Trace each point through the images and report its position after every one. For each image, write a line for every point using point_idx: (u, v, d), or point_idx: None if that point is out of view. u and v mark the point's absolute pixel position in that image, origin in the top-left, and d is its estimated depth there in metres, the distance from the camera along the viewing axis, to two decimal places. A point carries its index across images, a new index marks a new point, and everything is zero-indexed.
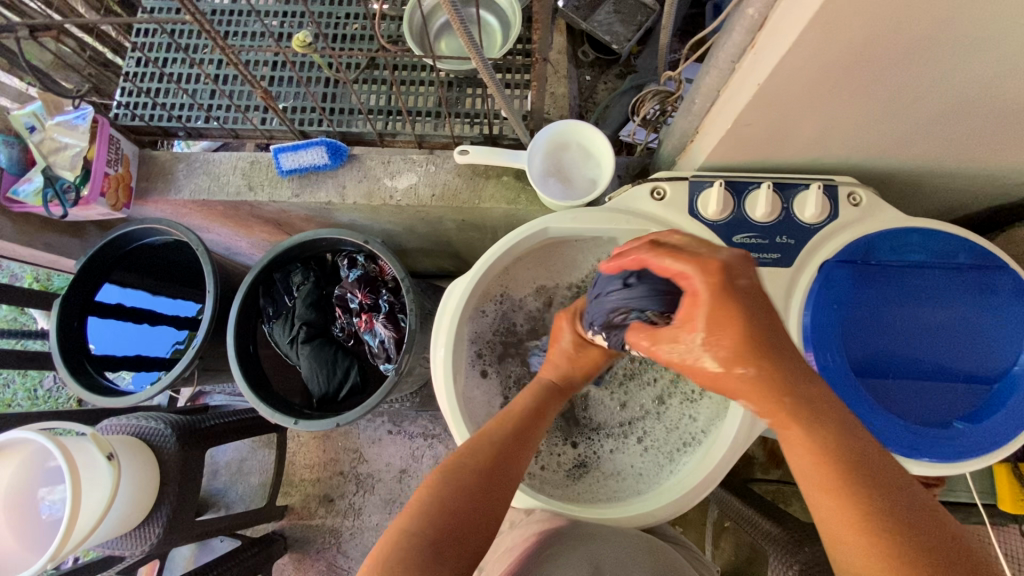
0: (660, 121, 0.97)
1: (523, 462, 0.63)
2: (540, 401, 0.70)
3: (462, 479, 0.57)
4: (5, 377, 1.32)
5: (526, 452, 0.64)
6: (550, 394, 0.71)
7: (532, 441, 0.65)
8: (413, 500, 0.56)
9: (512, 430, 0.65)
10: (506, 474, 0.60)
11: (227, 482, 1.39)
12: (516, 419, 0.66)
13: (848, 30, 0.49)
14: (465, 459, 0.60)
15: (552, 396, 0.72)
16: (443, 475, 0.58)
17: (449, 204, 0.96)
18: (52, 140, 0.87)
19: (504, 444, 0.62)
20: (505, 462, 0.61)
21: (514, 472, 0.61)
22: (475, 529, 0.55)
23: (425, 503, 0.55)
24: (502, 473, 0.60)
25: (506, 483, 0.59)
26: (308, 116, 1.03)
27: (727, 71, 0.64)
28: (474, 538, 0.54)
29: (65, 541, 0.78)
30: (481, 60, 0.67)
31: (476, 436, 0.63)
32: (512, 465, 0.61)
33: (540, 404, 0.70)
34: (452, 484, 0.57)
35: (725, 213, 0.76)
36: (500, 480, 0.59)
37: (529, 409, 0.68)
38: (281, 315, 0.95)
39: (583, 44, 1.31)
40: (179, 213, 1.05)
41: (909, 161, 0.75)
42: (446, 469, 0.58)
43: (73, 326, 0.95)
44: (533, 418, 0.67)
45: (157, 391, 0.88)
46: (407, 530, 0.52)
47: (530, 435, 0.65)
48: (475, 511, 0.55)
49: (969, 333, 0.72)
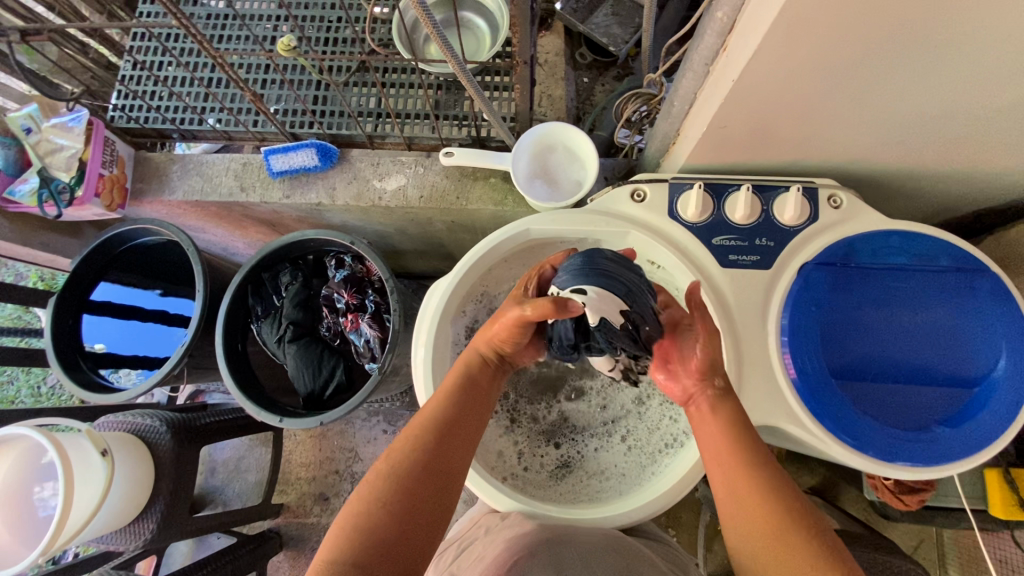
0: (642, 122, 0.99)
1: (454, 459, 0.60)
2: (471, 380, 0.67)
3: (386, 493, 0.55)
4: (9, 373, 1.34)
5: (457, 446, 0.61)
6: (478, 375, 0.68)
7: (462, 432, 0.62)
8: (336, 525, 0.54)
9: (439, 425, 0.61)
10: (434, 474, 0.57)
11: (224, 479, 1.41)
12: (448, 407, 0.63)
13: (813, 30, 0.50)
14: (390, 469, 0.57)
15: (486, 372, 0.69)
16: (366, 495, 0.55)
17: (437, 206, 0.97)
18: (49, 142, 0.90)
19: (432, 444, 0.59)
20: (433, 463, 0.58)
21: (445, 472, 0.58)
22: (406, 547, 0.53)
23: (348, 528, 0.53)
24: (431, 478, 0.57)
25: (436, 486, 0.57)
26: (299, 118, 1.04)
27: (702, 74, 0.64)
28: (406, 552, 0.53)
29: (56, 536, 0.79)
30: (457, 63, 0.68)
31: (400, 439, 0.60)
32: (443, 464, 0.59)
33: (467, 389, 0.66)
34: (376, 502, 0.54)
35: (705, 214, 0.78)
36: (428, 486, 0.57)
37: (460, 392, 0.65)
38: (269, 314, 0.97)
39: (581, 47, 1.31)
40: (174, 213, 1.07)
41: (889, 163, 0.75)
42: (369, 486, 0.56)
43: (68, 324, 0.97)
44: (460, 406, 0.64)
45: (147, 388, 0.90)
46: (329, 560, 0.51)
47: (459, 427, 0.62)
48: (403, 527, 0.53)
49: (950, 336, 0.71)
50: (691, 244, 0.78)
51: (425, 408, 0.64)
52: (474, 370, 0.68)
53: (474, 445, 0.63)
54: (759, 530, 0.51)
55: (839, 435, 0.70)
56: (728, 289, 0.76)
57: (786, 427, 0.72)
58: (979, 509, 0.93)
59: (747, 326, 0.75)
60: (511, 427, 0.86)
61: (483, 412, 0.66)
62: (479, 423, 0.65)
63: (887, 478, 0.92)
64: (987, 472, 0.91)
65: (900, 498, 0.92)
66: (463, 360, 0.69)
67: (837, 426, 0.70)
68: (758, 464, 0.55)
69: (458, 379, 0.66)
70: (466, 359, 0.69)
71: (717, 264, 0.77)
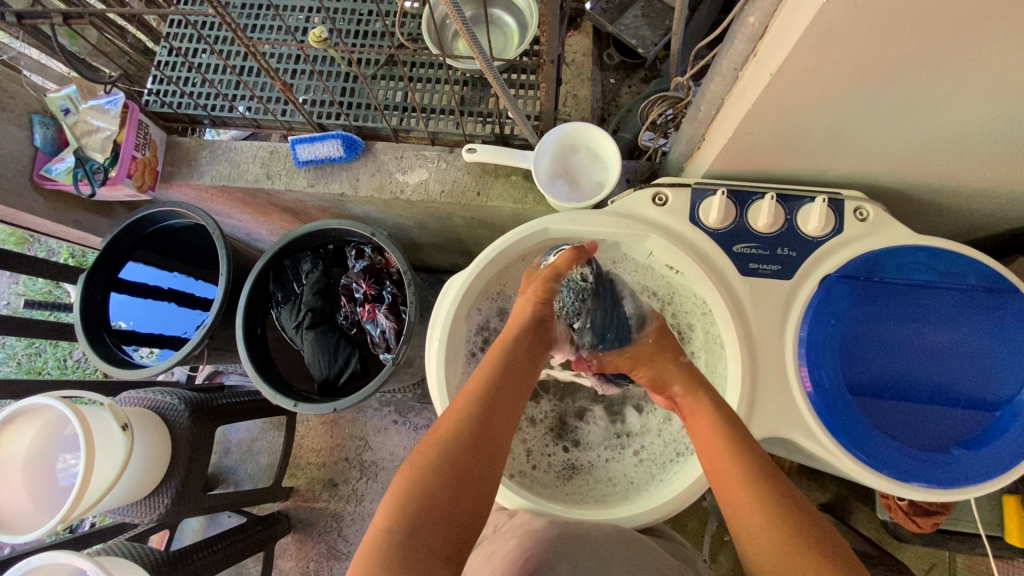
0: (667, 126, 0.97)
1: (499, 428, 0.61)
2: (513, 355, 0.68)
3: (437, 460, 0.56)
4: (37, 345, 1.38)
5: (500, 416, 0.62)
6: (518, 347, 0.70)
7: (505, 402, 0.64)
8: (388, 497, 0.54)
9: (481, 397, 0.63)
10: (480, 444, 0.59)
11: (237, 459, 1.44)
12: (490, 379, 0.65)
13: (846, 38, 0.49)
14: (439, 439, 0.58)
15: (523, 347, 0.70)
16: (416, 464, 0.56)
17: (457, 201, 0.97)
18: (86, 123, 0.94)
19: (478, 412, 0.61)
20: (479, 432, 0.59)
21: (491, 439, 0.60)
22: (457, 512, 0.54)
23: (400, 497, 0.54)
24: (477, 445, 0.58)
25: (486, 453, 0.58)
26: (326, 109, 1.06)
27: (731, 78, 0.63)
28: (460, 518, 0.54)
29: (76, 504, 0.81)
30: (484, 59, 0.68)
31: (449, 414, 0.61)
32: (488, 434, 0.60)
33: (507, 361, 0.68)
34: (426, 470, 0.55)
35: (727, 221, 0.77)
36: (478, 456, 0.58)
37: (499, 365, 0.67)
38: (288, 300, 0.99)
39: (609, 47, 1.30)
40: (202, 197, 1.09)
41: (920, 178, 0.73)
42: (419, 456, 0.57)
43: (96, 300, 1.00)
44: (502, 377, 0.65)
45: (168, 365, 0.92)
46: (384, 528, 0.51)
47: (501, 397, 0.64)
48: (453, 492, 0.54)
49: (977, 357, 0.70)
50: (710, 250, 0.78)
51: (468, 384, 0.65)
52: (512, 342, 0.70)
53: (516, 414, 0.64)
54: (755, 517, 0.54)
55: (854, 451, 0.69)
56: (746, 298, 0.76)
57: (799, 441, 0.71)
58: (995, 535, 0.91)
59: (764, 336, 0.74)
60: (519, 424, 0.87)
61: (523, 384, 0.67)
62: (522, 393, 0.66)
63: (901, 498, 0.90)
64: (1005, 498, 0.89)
65: (913, 520, 0.90)
66: (503, 336, 0.72)
67: (852, 442, 0.69)
68: (739, 449, 0.60)
69: (498, 354, 0.68)
70: (510, 332, 0.72)
71: (737, 272, 0.76)
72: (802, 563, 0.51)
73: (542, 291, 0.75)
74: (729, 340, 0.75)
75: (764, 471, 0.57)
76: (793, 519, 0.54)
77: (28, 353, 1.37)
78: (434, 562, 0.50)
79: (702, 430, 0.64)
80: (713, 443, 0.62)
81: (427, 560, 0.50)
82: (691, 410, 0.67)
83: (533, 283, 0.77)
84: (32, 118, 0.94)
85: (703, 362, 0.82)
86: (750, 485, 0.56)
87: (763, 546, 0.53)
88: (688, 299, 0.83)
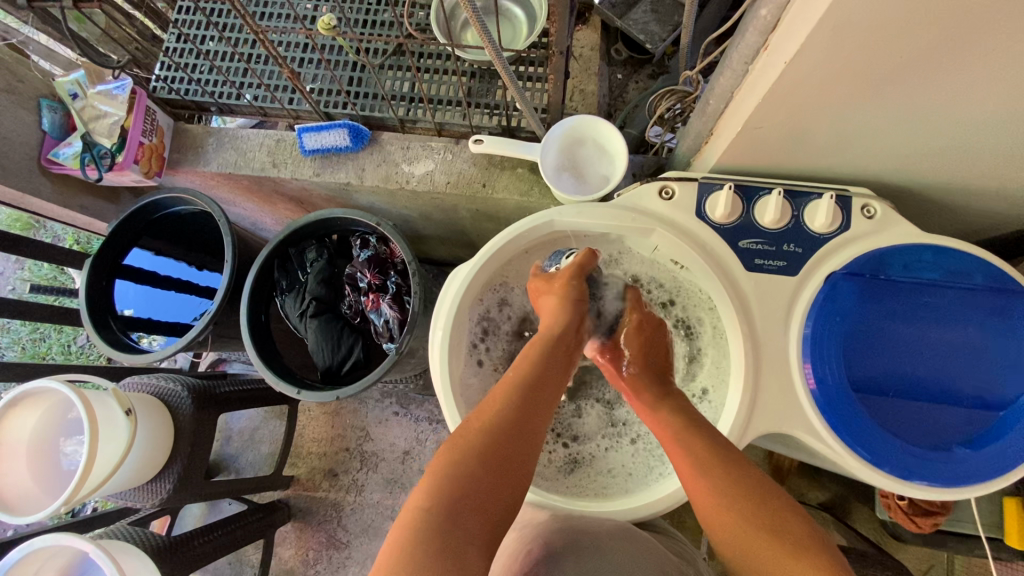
0: (676, 121, 0.97)
1: (540, 421, 0.61)
2: (554, 348, 0.68)
3: (480, 447, 0.56)
4: (42, 330, 1.39)
5: (541, 408, 0.62)
6: (563, 343, 0.69)
7: (544, 397, 0.63)
8: (427, 475, 0.54)
9: (524, 386, 0.63)
10: (522, 432, 0.59)
11: (239, 447, 1.44)
12: (533, 370, 0.65)
13: (859, 32, 0.49)
14: (481, 423, 0.58)
15: (564, 341, 0.70)
16: (457, 446, 0.56)
17: (463, 192, 0.97)
18: (94, 108, 0.94)
19: (521, 400, 0.61)
20: (523, 419, 0.59)
21: (533, 427, 0.60)
22: (497, 498, 0.54)
23: (441, 476, 0.54)
24: (519, 435, 0.58)
25: (525, 441, 0.58)
26: (333, 98, 1.06)
27: (741, 72, 0.63)
28: (498, 503, 0.54)
29: (79, 487, 0.82)
30: (493, 49, 0.68)
31: (490, 400, 0.62)
32: (529, 425, 0.60)
33: (547, 355, 0.67)
34: (468, 452, 0.55)
35: (733, 216, 0.77)
36: (518, 443, 0.58)
37: (543, 357, 0.67)
38: (292, 288, 0.99)
39: (617, 42, 1.30)
40: (208, 184, 1.09)
41: (928, 176, 0.73)
42: (460, 441, 0.57)
43: (101, 286, 1.00)
44: (544, 370, 0.65)
45: (172, 352, 0.93)
46: (423, 508, 0.51)
47: (542, 390, 0.63)
48: (493, 480, 0.54)
49: (980, 357, 0.70)
50: (716, 245, 0.77)
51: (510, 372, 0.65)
52: (556, 338, 0.69)
53: (555, 409, 0.64)
54: (711, 506, 0.56)
55: (856, 449, 0.69)
56: (751, 293, 0.75)
57: (800, 436, 0.71)
58: (994, 537, 0.91)
59: (769, 332, 0.74)
60: None
61: (562, 378, 0.68)
62: (560, 387, 0.67)
63: (901, 498, 0.90)
64: (1005, 500, 0.89)
65: (913, 520, 0.90)
66: (542, 331, 0.71)
67: (855, 440, 0.69)
68: (686, 441, 0.62)
69: (540, 346, 0.68)
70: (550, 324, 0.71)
71: (742, 267, 0.76)
72: (754, 546, 0.52)
73: (565, 288, 0.74)
74: (733, 335, 0.75)
75: (713, 461, 0.59)
76: (747, 503, 0.55)
77: (33, 338, 1.38)
78: (471, 547, 0.50)
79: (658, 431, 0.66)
80: (669, 446, 0.63)
81: (464, 546, 0.50)
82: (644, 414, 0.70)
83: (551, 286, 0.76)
84: (40, 102, 0.94)
85: (705, 358, 0.82)
86: (704, 476, 0.58)
87: (726, 534, 0.54)
88: (693, 294, 0.83)
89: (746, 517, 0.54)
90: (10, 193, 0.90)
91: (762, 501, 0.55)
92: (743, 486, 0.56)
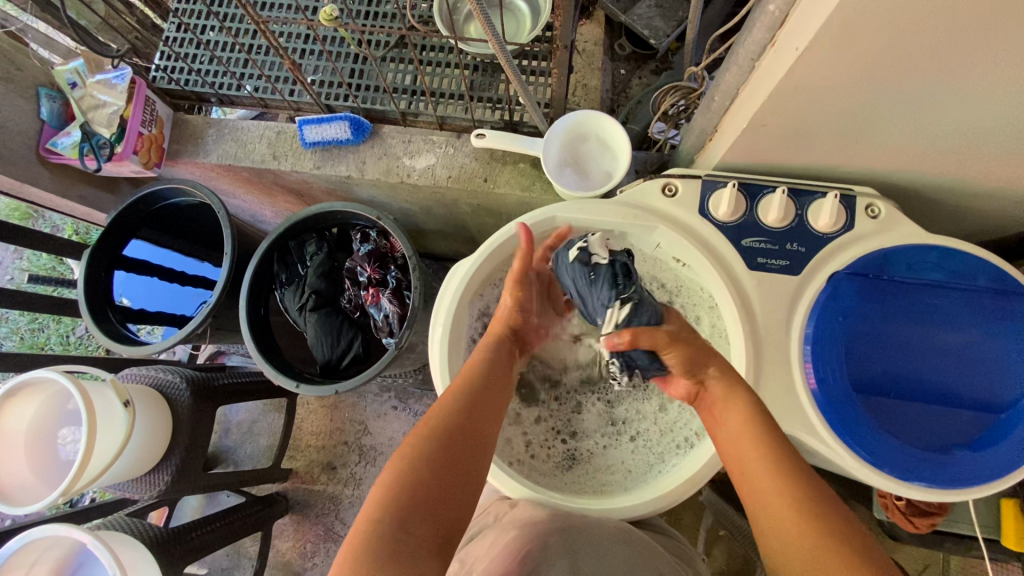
0: (680, 117, 0.96)
1: (485, 429, 0.63)
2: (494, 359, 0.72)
3: (429, 453, 0.57)
4: (41, 320, 1.38)
5: (485, 417, 0.64)
6: (500, 358, 0.73)
7: (490, 400, 0.67)
8: (377, 486, 0.55)
9: (469, 394, 0.65)
10: (469, 438, 0.61)
11: (237, 440, 1.44)
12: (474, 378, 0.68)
13: (868, 29, 0.48)
14: (430, 429, 0.60)
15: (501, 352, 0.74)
16: (407, 453, 0.57)
17: (464, 187, 0.97)
18: (93, 97, 0.93)
19: (465, 406, 0.63)
20: (468, 426, 0.62)
21: (478, 433, 0.62)
22: (447, 504, 0.55)
23: (393, 484, 0.54)
24: (465, 441, 0.60)
25: (473, 448, 0.60)
26: (334, 90, 1.05)
27: (747, 68, 0.62)
28: (448, 510, 0.55)
29: (78, 477, 0.82)
30: (497, 42, 0.67)
31: (435, 408, 0.63)
32: (475, 433, 0.62)
33: (489, 367, 0.71)
34: (419, 459, 0.56)
35: (736, 214, 0.76)
36: (466, 449, 0.60)
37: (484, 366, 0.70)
38: (292, 282, 0.99)
39: (621, 37, 1.28)
40: (207, 176, 1.09)
41: (933, 176, 0.73)
42: (410, 446, 0.58)
43: (99, 277, 1.00)
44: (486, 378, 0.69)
45: (171, 344, 0.92)
46: (373, 518, 0.52)
47: (485, 400, 0.66)
48: (445, 485, 0.56)
49: (981, 359, 0.69)
50: (718, 243, 0.77)
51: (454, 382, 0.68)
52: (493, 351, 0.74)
53: (499, 417, 0.67)
54: (790, 519, 0.53)
55: (854, 448, 0.69)
56: (753, 292, 0.75)
57: (800, 436, 0.71)
58: (991, 538, 0.91)
59: (770, 331, 0.74)
60: (520, 416, 0.86)
61: (504, 385, 0.71)
62: (503, 395, 0.70)
63: (898, 498, 0.90)
64: (1003, 501, 0.89)
65: (910, 520, 0.90)
66: (487, 340, 0.76)
67: (854, 439, 0.69)
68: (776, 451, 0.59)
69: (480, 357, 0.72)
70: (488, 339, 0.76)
71: (745, 266, 0.76)
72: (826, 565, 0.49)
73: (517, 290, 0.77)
74: (734, 334, 0.75)
75: (800, 477, 0.56)
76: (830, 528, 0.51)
77: (31, 328, 1.37)
78: (424, 552, 0.51)
79: (738, 431, 0.62)
80: (754, 450, 0.60)
81: (415, 550, 0.51)
82: (724, 410, 0.65)
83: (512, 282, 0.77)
84: (39, 91, 0.93)
85: None
86: (791, 491, 0.55)
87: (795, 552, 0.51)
88: (694, 292, 0.83)
89: (813, 513, 0.53)
90: (8, 182, 0.90)
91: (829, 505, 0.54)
92: (813, 486, 0.55)
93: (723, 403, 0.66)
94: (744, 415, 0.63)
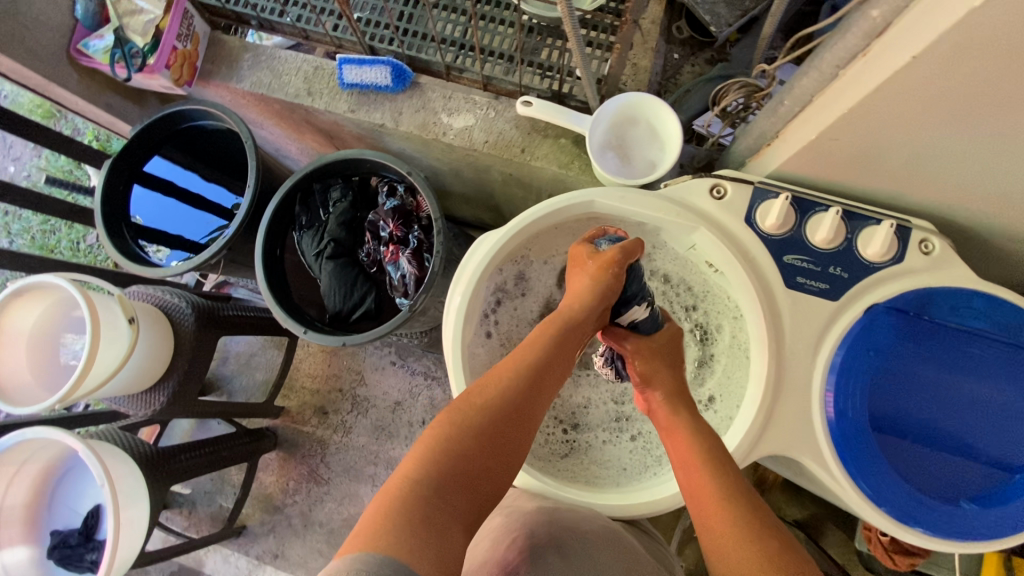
0: (741, 114, 0.91)
1: (537, 410, 0.60)
2: (570, 329, 0.66)
3: (475, 427, 0.55)
4: (54, 223, 1.36)
5: (543, 398, 0.61)
6: (581, 330, 0.66)
7: (551, 377, 0.62)
8: (417, 447, 0.54)
9: (534, 368, 0.61)
10: (520, 418, 0.58)
11: (235, 370, 1.45)
12: (543, 349, 0.63)
13: (978, 54, 0.43)
14: (484, 402, 0.57)
15: (583, 328, 0.67)
16: (454, 421, 0.56)
17: (499, 153, 0.93)
18: (131, 2, 0.89)
19: (527, 384, 0.60)
20: (524, 406, 0.58)
21: (530, 414, 0.59)
22: (486, 482, 0.54)
23: (432, 450, 0.53)
24: (514, 421, 0.57)
25: (520, 429, 0.58)
26: (380, 32, 1.00)
27: (829, 76, 0.58)
28: (485, 487, 0.53)
29: (75, 388, 0.81)
30: (566, 6, 0.63)
31: (491, 379, 0.60)
32: (529, 412, 0.59)
33: (561, 340, 0.64)
34: (465, 431, 0.55)
35: (783, 228, 0.73)
36: (513, 428, 0.57)
37: (554, 339, 0.64)
38: (312, 226, 0.97)
39: (681, 19, 1.21)
40: (236, 102, 1.05)
41: (997, 219, 0.68)
42: (458, 415, 0.56)
43: (119, 191, 0.98)
44: (554, 355, 0.63)
45: (181, 270, 0.91)
46: (410, 479, 0.51)
47: (547, 376, 0.62)
48: (484, 461, 0.54)
49: (1009, 417, 0.67)
50: (759, 254, 0.74)
51: (516, 351, 0.64)
52: (573, 323, 0.66)
53: (553, 401, 0.63)
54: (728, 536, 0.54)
55: (858, 482, 0.67)
56: (785, 310, 0.72)
57: (805, 462, 0.70)
58: None
59: (795, 353, 0.72)
60: None
61: (567, 367, 0.65)
62: (564, 375, 0.65)
63: (884, 535, 0.89)
64: (988, 554, 0.88)
65: (891, 557, 0.90)
66: (565, 304, 0.68)
67: (860, 473, 0.68)
68: (718, 467, 0.60)
69: (557, 329, 0.65)
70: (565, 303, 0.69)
71: (782, 283, 0.73)
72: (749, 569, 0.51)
73: (608, 272, 0.68)
74: (757, 349, 0.73)
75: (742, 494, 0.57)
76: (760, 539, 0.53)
77: (43, 229, 1.36)
78: (454, 525, 0.49)
79: (680, 451, 0.63)
80: (689, 463, 0.61)
81: (449, 522, 0.49)
82: (668, 429, 0.67)
83: (593, 262, 0.70)
84: None
85: (720, 366, 0.81)
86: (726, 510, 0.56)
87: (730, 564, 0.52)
88: (722, 300, 0.81)
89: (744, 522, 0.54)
90: (36, 80, 0.87)
91: (761, 520, 0.55)
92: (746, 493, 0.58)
93: (668, 424, 0.67)
94: (688, 443, 0.63)
